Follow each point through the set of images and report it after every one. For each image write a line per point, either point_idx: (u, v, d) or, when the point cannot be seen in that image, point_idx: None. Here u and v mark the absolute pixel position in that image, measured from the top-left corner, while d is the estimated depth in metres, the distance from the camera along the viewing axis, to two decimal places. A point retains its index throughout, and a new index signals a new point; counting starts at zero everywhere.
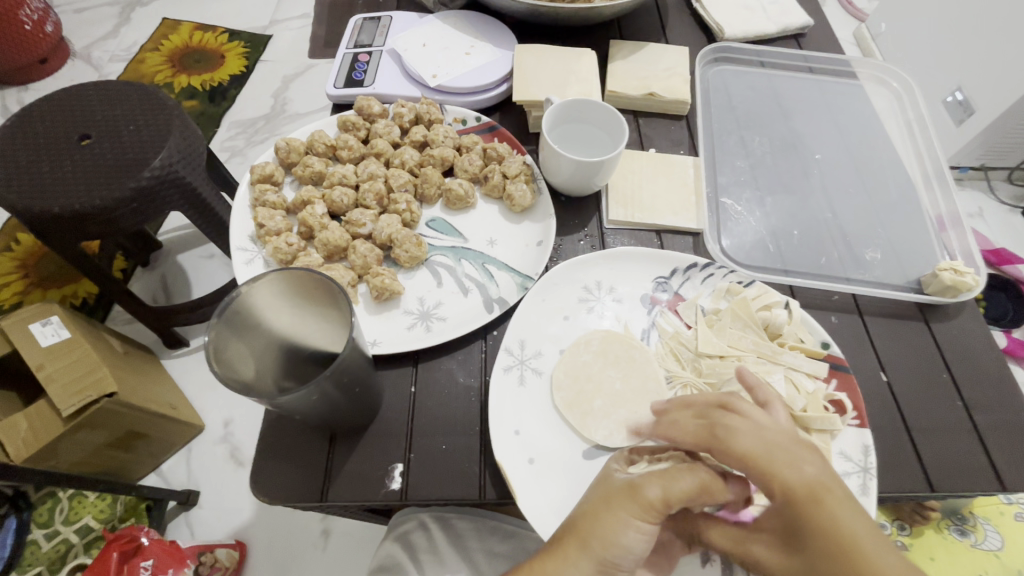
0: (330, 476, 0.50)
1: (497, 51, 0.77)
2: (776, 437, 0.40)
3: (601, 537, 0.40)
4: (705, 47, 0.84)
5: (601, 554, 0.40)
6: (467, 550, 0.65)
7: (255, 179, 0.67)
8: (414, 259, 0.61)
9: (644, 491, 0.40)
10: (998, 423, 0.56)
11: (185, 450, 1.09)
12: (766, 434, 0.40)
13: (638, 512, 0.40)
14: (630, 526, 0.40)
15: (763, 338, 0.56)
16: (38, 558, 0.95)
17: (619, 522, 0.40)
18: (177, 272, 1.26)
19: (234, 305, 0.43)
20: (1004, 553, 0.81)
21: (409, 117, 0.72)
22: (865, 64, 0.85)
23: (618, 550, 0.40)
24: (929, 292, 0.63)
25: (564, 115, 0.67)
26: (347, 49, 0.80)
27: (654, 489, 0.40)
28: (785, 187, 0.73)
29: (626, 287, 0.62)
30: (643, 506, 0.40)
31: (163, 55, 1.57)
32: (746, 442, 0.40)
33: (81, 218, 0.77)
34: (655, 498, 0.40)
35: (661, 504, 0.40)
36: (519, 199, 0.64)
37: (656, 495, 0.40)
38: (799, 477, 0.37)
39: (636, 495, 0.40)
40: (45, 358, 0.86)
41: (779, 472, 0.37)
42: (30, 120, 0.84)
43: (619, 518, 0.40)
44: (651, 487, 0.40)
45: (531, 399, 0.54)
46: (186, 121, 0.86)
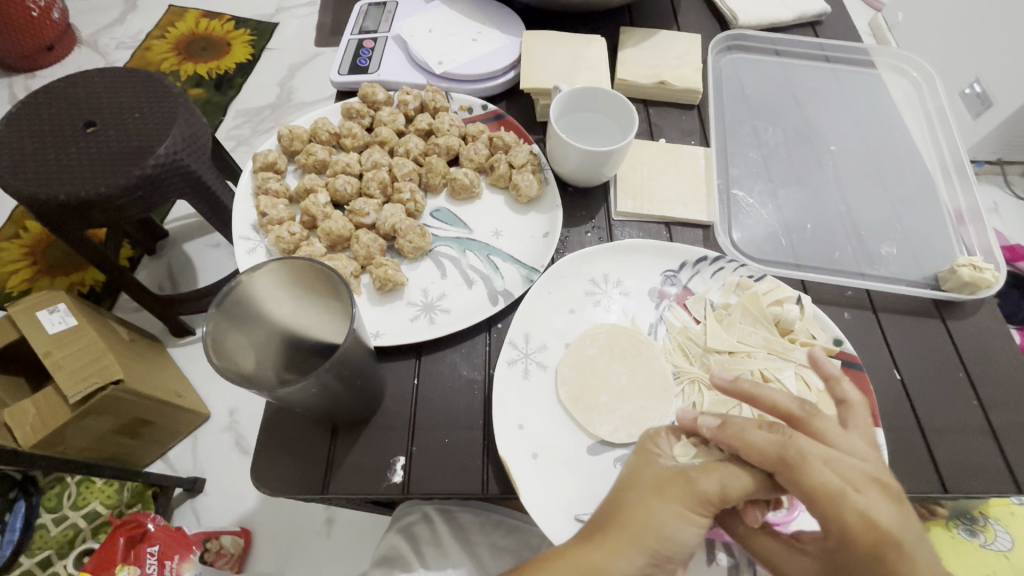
0: (331, 468, 0.50)
1: (505, 37, 0.76)
2: (850, 473, 0.39)
3: (655, 529, 0.40)
4: (718, 35, 0.82)
5: (652, 546, 0.40)
6: (470, 544, 0.65)
7: (258, 167, 0.66)
8: (418, 249, 0.60)
9: (701, 484, 0.41)
10: (1015, 423, 0.55)
11: (191, 437, 1.10)
12: (841, 464, 0.39)
13: (692, 505, 0.40)
14: (685, 520, 0.40)
15: (774, 334, 0.55)
16: (47, 542, 0.96)
17: (673, 516, 0.40)
18: (182, 261, 1.26)
19: (234, 294, 0.42)
20: (1013, 554, 0.80)
21: (414, 105, 0.70)
22: (884, 53, 0.82)
23: (670, 541, 0.40)
24: (947, 288, 0.62)
25: (574, 102, 0.65)
26: (352, 35, 0.79)
27: (711, 483, 0.41)
28: (799, 178, 0.71)
29: (634, 280, 0.61)
30: (698, 498, 0.40)
31: (169, 42, 1.56)
32: (822, 476, 0.39)
33: (86, 205, 0.77)
34: (712, 492, 0.40)
35: (716, 498, 0.41)
36: (526, 189, 0.63)
37: (711, 489, 0.41)
38: (863, 523, 0.38)
39: (691, 487, 0.41)
40: (53, 345, 0.86)
41: (844, 513, 0.38)
42: (35, 106, 0.83)
43: (674, 510, 0.40)
44: (707, 480, 0.41)
45: (535, 393, 0.53)
46: (191, 109, 0.85)
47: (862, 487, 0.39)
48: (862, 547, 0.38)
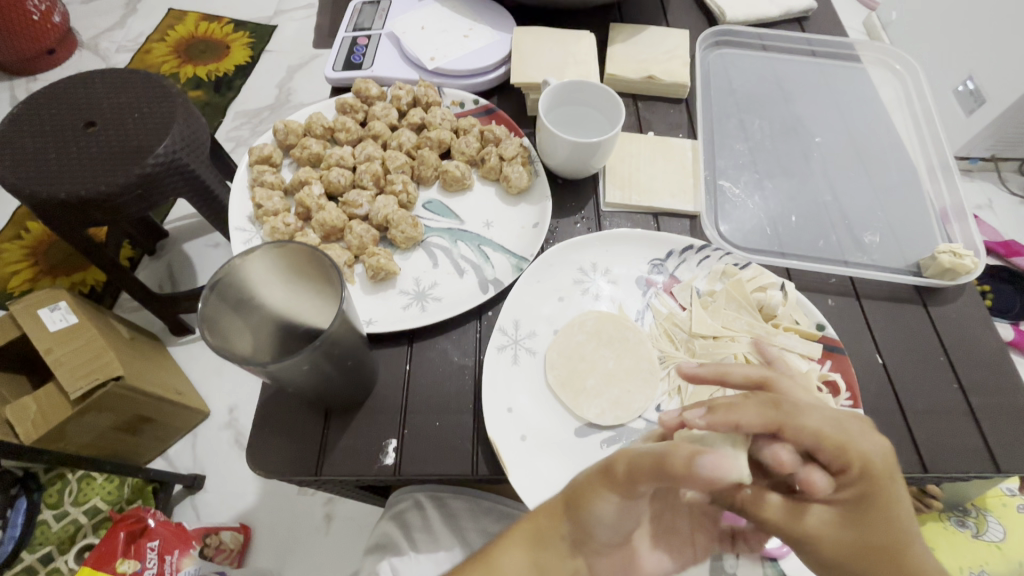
0: (325, 451, 0.51)
1: (496, 34, 0.77)
2: (840, 415, 0.39)
3: (655, 479, 0.38)
4: (706, 31, 0.83)
5: (647, 500, 0.38)
6: (462, 530, 0.66)
7: (254, 160, 0.67)
8: (410, 239, 0.61)
9: (706, 444, 0.39)
10: (996, 407, 0.56)
11: (190, 434, 1.11)
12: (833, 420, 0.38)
13: (697, 460, 0.39)
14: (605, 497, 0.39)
15: (757, 319, 0.56)
16: (49, 538, 0.97)
17: (591, 490, 0.39)
18: (182, 260, 1.27)
19: (227, 276, 0.44)
20: (1005, 544, 0.81)
21: (407, 100, 0.72)
22: (870, 47, 0.84)
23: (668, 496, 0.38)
24: (928, 275, 0.63)
25: (562, 96, 0.67)
26: (347, 33, 0.80)
27: (622, 466, 0.37)
28: (784, 170, 0.73)
29: (621, 269, 0.62)
30: (702, 457, 0.39)
31: (169, 45, 1.58)
32: (814, 419, 0.38)
33: (86, 204, 0.78)
34: (619, 471, 0.37)
35: (627, 480, 0.37)
36: (516, 180, 0.65)
37: (717, 449, 0.39)
38: (870, 448, 0.37)
39: (607, 474, 0.38)
40: (54, 342, 0.88)
41: (857, 442, 0.37)
42: (36, 107, 0.85)
43: (679, 464, 0.39)
44: (617, 462, 0.38)
45: (524, 377, 0.55)
46: (190, 109, 0.86)
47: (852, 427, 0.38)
48: (871, 483, 0.36)
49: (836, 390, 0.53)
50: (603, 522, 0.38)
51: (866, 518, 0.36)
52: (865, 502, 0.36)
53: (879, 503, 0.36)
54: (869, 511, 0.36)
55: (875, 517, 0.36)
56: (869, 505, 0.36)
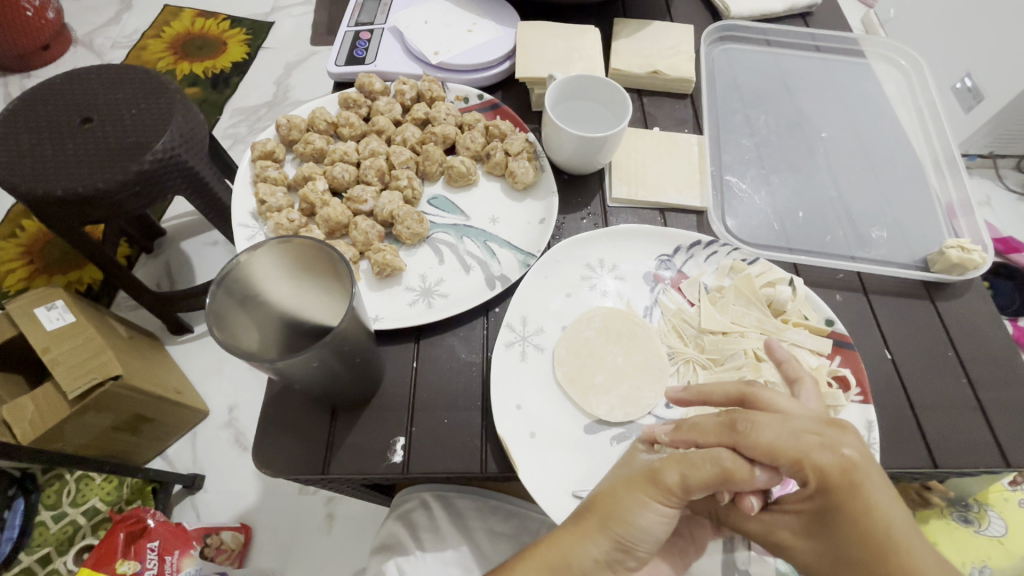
0: (332, 448, 0.51)
1: (500, 28, 0.77)
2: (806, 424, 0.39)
3: (619, 515, 0.40)
4: (710, 26, 0.83)
5: (616, 532, 0.41)
6: (468, 529, 0.66)
7: (257, 156, 0.67)
8: (416, 235, 0.61)
9: (663, 476, 0.40)
10: (1004, 401, 0.56)
11: (190, 433, 1.10)
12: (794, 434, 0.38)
13: (656, 495, 0.40)
14: (647, 507, 0.40)
15: (767, 315, 0.56)
16: (47, 539, 0.96)
17: (633, 501, 0.40)
18: (181, 258, 1.26)
19: (235, 272, 0.43)
20: (1007, 539, 0.81)
21: (411, 95, 0.71)
22: (874, 43, 0.83)
23: (634, 529, 0.40)
24: (936, 270, 0.63)
25: (568, 91, 0.66)
26: (348, 27, 0.80)
27: (674, 475, 0.40)
28: (790, 165, 0.73)
29: (628, 265, 0.62)
30: (661, 489, 0.40)
31: (165, 42, 1.56)
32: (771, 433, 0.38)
33: (83, 201, 0.77)
34: (671, 482, 0.40)
35: (679, 489, 0.40)
36: (522, 175, 0.64)
37: (673, 479, 0.40)
38: (831, 460, 0.37)
39: (653, 481, 0.40)
40: (52, 341, 0.86)
41: (812, 457, 0.37)
42: (32, 103, 0.83)
43: (637, 499, 0.40)
44: (669, 471, 0.40)
45: (533, 373, 0.54)
46: (188, 105, 0.85)
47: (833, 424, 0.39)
48: (830, 489, 0.37)
49: (846, 385, 0.53)
50: (584, 556, 0.41)
51: (828, 526, 0.37)
52: (825, 514, 0.37)
53: (844, 511, 0.36)
54: (832, 520, 0.37)
55: (841, 526, 0.36)
56: (830, 516, 0.37)
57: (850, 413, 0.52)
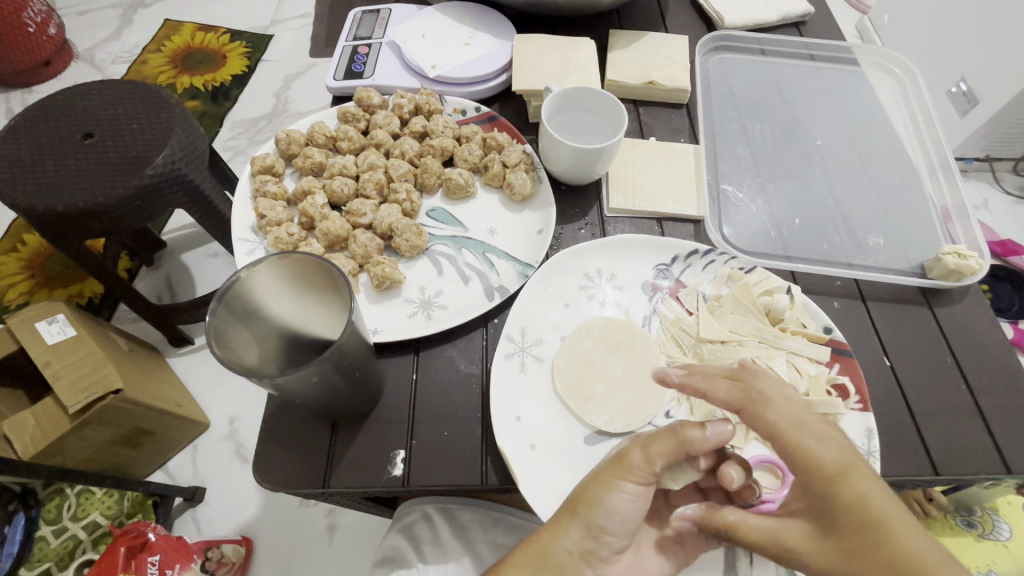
0: (332, 462, 0.51)
1: (496, 42, 0.78)
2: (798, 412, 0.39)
3: (587, 500, 0.41)
4: (705, 36, 0.84)
5: (587, 518, 0.41)
6: (470, 542, 0.65)
7: (256, 170, 0.67)
8: (415, 247, 0.61)
9: (628, 457, 0.41)
10: (1004, 407, 0.56)
11: (191, 446, 1.10)
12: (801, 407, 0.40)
13: (620, 475, 0.41)
14: (616, 488, 0.41)
15: (765, 323, 0.56)
16: (48, 554, 0.95)
17: (601, 482, 0.41)
18: (181, 271, 1.26)
19: (234, 289, 0.43)
20: (1013, 543, 0.80)
21: (408, 108, 0.72)
22: (867, 51, 0.84)
23: (603, 511, 0.41)
24: (933, 276, 0.63)
25: (564, 103, 0.67)
26: (346, 42, 0.80)
27: (637, 454, 0.41)
28: (787, 173, 0.73)
29: (626, 275, 0.62)
30: (628, 471, 0.41)
31: (166, 56, 1.58)
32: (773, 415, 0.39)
33: (85, 215, 0.77)
34: (634, 458, 0.41)
35: (645, 465, 0.41)
36: (519, 187, 0.64)
37: (637, 459, 0.41)
38: (828, 451, 0.37)
39: (620, 462, 0.41)
40: (52, 356, 0.87)
41: (807, 445, 0.37)
42: (33, 120, 0.84)
43: (605, 483, 0.41)
44: (631, 450, 0.41)
45: (532, 385, 0.54)
46: (189, 119, 0.86)
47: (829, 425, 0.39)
48: (821, 482, 0.36)
49: (845, 393, 0.53)
50: (559, 547, 0.41)
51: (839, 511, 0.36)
52: (819, 510, 0.36)
53: (838, 503, 0.35)
54: (828, 516, 0.36)
55: (844, 521, 0.35)
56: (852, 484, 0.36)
57: (849, 421, 0.52)
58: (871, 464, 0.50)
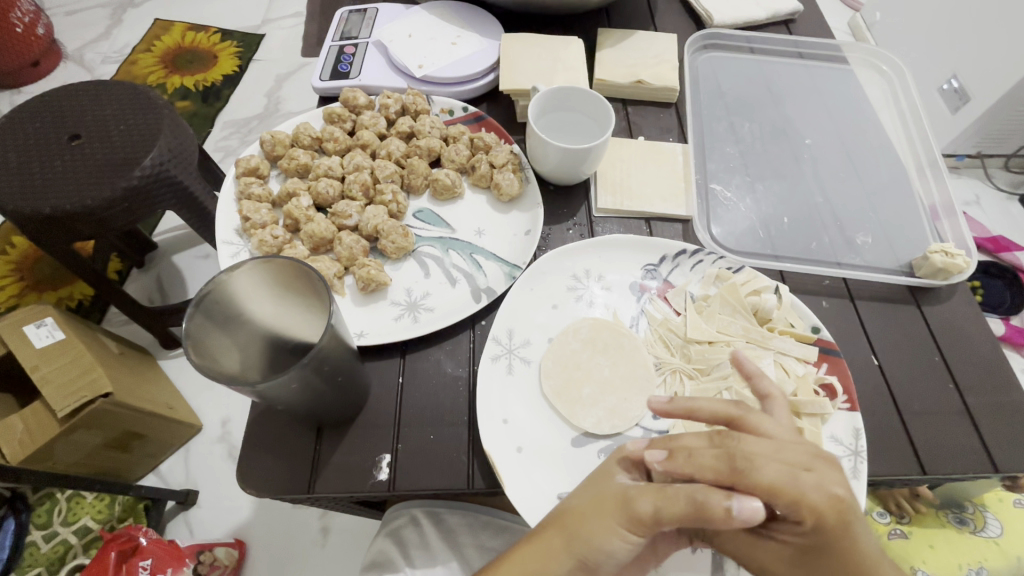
0: (317, 467, 0.50)
1: (484, 41, 0.77)
2: (795, 456, 0.39)
3: (584, 538, 0.40)
4: (694, 34, 0.84)
5: (581, 552, 0.41)
6: (459, 545, 0.65)
7: (241, 172, 0.67)
8: (401, 249, 0.61)
9: (636, 505, 0.39)
10: (992, 405, 0.56)
11: (182, 450, 1.09)
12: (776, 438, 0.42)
13: (624, 521, 0.39)
14: (616, 534, 0.40)
15: (753, 324, 0.56)
16: (38, 560, 0.95)
17: (604, 530, 0.40)
18: (172, 273, 1.25)
19: (213, 295, 0.43)
20: (1003, 540, 0.80)
21: (395, 108, 0.71)
22: (856, 49, 0.84)
23: (600, 552, 0.40)
24: (921, 275, 0.63)
25: (551, 103, 0.67)
26: (333, 41, 0.80)
27: (647, 505, 0.38)
28: (776, 172, 0.73)
29: (614, 275, 0.62)
30: (632, 518, 0.39)
31: (156, 55, 1.56)
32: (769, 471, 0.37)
33: (71, 218, 0.76)
34: (646, 514, 0.38)
35: (650, 518, 0.38)
36: (507, 187, 0.64)
37: (646, 510, 0.38)
38: (825, 499, 0.37)
39: (626, 506, 0.39)
40: (41, 359, 0.85)
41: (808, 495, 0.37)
42: (19, 121, 0.83)
43: (606, 525, 0.40)
44: (642, 501, 0.38)
45: (518, 387, 0.54)
46: (177, 120, 0.85)
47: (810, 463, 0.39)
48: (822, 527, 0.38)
49: (833, 393, 0.53)
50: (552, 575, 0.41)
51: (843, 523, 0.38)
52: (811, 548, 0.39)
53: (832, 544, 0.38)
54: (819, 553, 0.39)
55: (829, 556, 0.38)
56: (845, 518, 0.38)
57: (838, 422, 0.52)
58: (859, 464, 0.49)
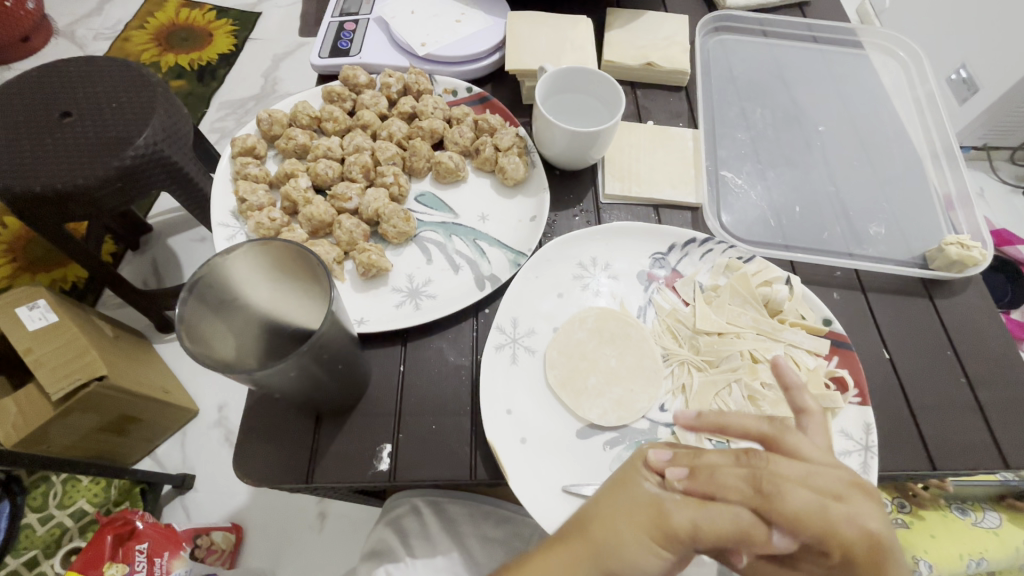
0: (316, 457, 0.49)
1: (489, 19, 0.74)
2: (827, 483, 0.37)
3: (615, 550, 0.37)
4: (705, 16, 0.81)
5: (606, 564, 0.37)
6: (460, 536, 0.64)
7: (237, 152, 0.64)
8: (403, 234, 0.59)
9: (672, 518, 0.36)
10: (1003, 400, 0.55)
11: (179, 434, 1.08)
12: (816, 476, 0.37)
13: (657, 536, 0.36)
14: (650, 552, 0.37)
15: (763, 315, 0.55)
16: (34, 542, 0.94)
17: (636, 545, 0.37)
18: (167, 255, 1.23)
19: (208, 278, 0.41)
20: (1001, 530, 0.80)
21: (397, 87, 0.69)
22: (872, 33, 0.82)
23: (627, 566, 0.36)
24: (935, 267, 0.62)
25: (557, 84, 0.65)
26: (332, 17, 0.77)
27: (685, 519, 0.36)
28: (787, 159, 0.71)
29: (622, 264, 0.60)
30: (666, 533, 0.36)
31: (149, 33, 1.52)
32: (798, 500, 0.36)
33: (63, 198, 0.74)
34: (682, 528, 0.36)
35: (690, 535, 0.36)
36: (512, 171, 0.62)
37: (684, 523, 0.36)
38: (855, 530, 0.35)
39: (662, 524, 0.37)
40: (33, 341, 0.84)
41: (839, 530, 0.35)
42: (8, 96, 0.80)
43: (638, 540, 0.37)
44: (680, 514, 0.36)
45: (522, 377, 0.52)
46: (171, 98, 0.82)
47: (845, 494, 0.37)
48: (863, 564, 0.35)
49: (844, 386, 0.52)
50: None
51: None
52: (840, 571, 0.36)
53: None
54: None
55: None
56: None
57: (847, 416, 0.51)
58: (870, 460, 0.48)
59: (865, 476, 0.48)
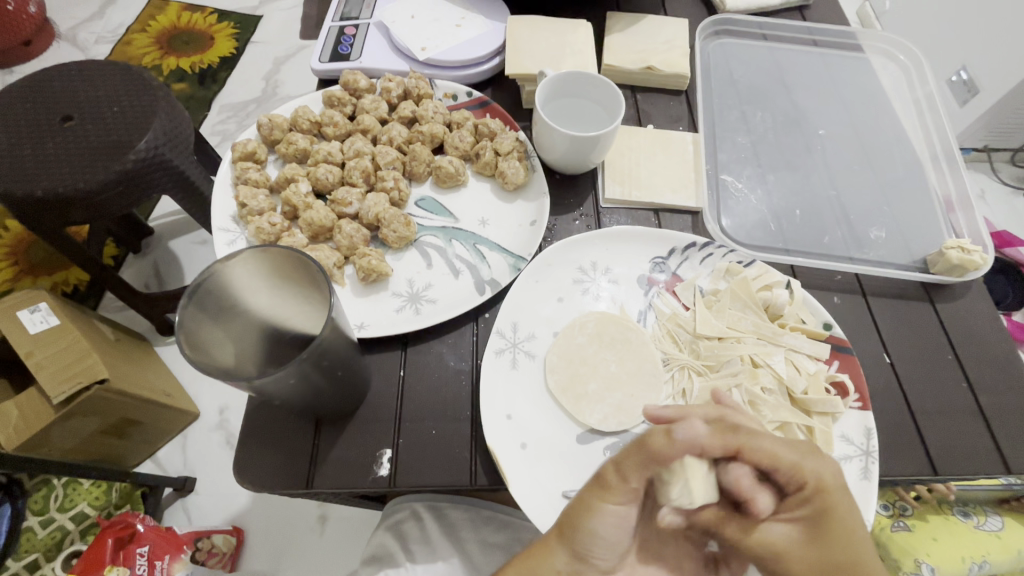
0: (315, 463, 0.49)
1: (489, 24, 0.75)
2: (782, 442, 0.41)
3: (573, 525, 0.41)
4: (705, 20, 0.81)
5: (573, 542, 0.41)
6: (460, 541, 0.64)
7: (237, 157, 0.64)
8: (403, 239, 0.59)
9: (604, 475, 0.40)
10: (1005, 405, 0.55)
11: (180, 437, 1.08)
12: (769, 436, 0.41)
13: (600, 493, 0.40)
14: (596, 510, 0.41)
15: (763, 319, 0.54)
16: (35, 545, 0.94)
17: (581, 507, 0.41)
18: (168, 258, 1.23)
19: (208, 285, 0.41)
20: (1004, 534, 0.80)
21: (397, 92, 0.69)
22: (872, 37, 0.82)
23: (588, 537, 0.41)
24: (936, 271, 0.62)
25: (557, 89, 0.65)
26: (333, 21, 0.77)
27: (611, 470, 0.40)
28: (787, 163, 0.71)
29: (622, 268, 0.60)
30: (603, 487, 0.40)
31: (151, 36, 1.52)
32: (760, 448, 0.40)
33: (64, 202, 0.74)
34: (608, 474, 0.40)
35: (616, 477, 0.40)
36: (512, 175, 0.62)
37: (608, 472, 0.40)
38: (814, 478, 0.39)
39: (600, 482, 0.41)
40: (35, 345, 0.84)
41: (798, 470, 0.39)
42: (11, 100, 0.80)
43: (585, 502, 0.41)
44: (606, 465, 0.40)
45: (522, 382, 0.52)
46: (172, 102, 0.83)
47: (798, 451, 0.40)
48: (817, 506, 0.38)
49: (844, 391, 0.52)
50: (548, 568, 0.41)
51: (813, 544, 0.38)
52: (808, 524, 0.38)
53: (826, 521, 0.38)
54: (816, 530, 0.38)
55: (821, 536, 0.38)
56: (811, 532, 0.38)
57: (848, 421, 0.51)
58: (870, 465, 0.48)
59: (866, 481, 0.48)
